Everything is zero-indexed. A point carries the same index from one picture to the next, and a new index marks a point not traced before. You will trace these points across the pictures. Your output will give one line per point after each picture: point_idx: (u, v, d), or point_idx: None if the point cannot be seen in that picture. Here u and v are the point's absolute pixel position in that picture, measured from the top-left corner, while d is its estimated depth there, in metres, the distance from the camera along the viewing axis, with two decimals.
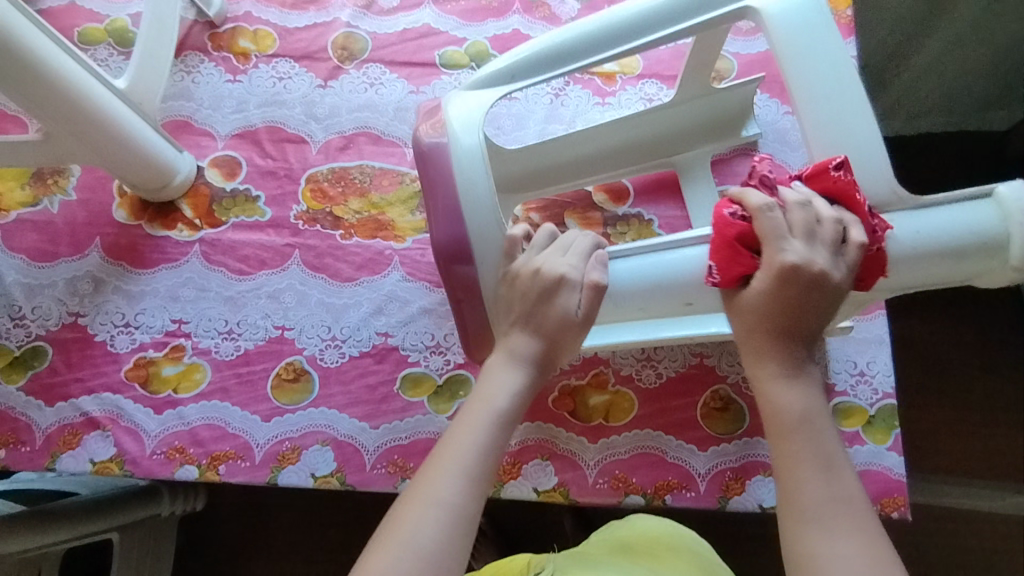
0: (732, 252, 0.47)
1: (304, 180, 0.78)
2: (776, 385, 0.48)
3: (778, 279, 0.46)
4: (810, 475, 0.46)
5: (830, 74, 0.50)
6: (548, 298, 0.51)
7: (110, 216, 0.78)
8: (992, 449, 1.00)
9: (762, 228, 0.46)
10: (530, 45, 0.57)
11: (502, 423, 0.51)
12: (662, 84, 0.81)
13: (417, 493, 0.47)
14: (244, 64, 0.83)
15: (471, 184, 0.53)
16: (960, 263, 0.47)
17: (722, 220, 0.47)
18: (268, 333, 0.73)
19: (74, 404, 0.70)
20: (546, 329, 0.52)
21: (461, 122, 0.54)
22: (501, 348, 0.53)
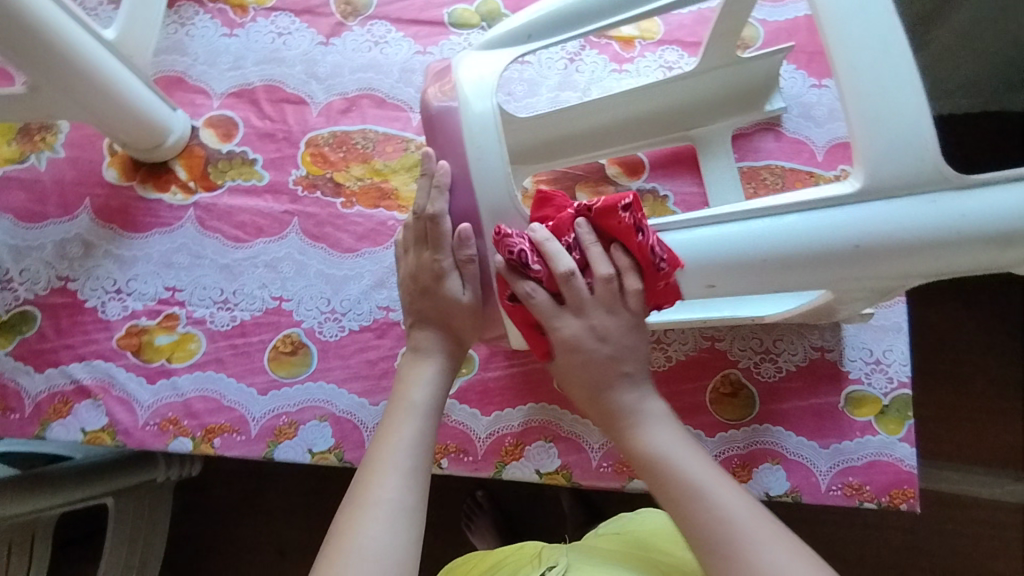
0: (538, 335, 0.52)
1: (304, 143, 0.74)
2: (648, 432, 0.51)
3: (567, 351, 0.51)
4: (698, 508, 0.46)
5: (877, 37, 0.44)
6: (437, 282, 0.53)
7: (100, 176, 0.74)
8: (999, 436, 0.99)
9: (541, 313, 0.50)
10: (546, 4, 0.52)
11: (432, 414, 0.51)
12: (682, 52, 0.76)
13: (361, 499, 0.44)
14: (242, 18, 0.78)
15: (483, 153, 0.48)
16: (1005, 249, 0.44)
17: (512, 311, 0.51)
18: (265, 304, 0.70)
19: (64, 372, 0.68)
20: (441, 311, 0.53)
21: (473, 85, 0.49)
22: (418, 342, 0.54)
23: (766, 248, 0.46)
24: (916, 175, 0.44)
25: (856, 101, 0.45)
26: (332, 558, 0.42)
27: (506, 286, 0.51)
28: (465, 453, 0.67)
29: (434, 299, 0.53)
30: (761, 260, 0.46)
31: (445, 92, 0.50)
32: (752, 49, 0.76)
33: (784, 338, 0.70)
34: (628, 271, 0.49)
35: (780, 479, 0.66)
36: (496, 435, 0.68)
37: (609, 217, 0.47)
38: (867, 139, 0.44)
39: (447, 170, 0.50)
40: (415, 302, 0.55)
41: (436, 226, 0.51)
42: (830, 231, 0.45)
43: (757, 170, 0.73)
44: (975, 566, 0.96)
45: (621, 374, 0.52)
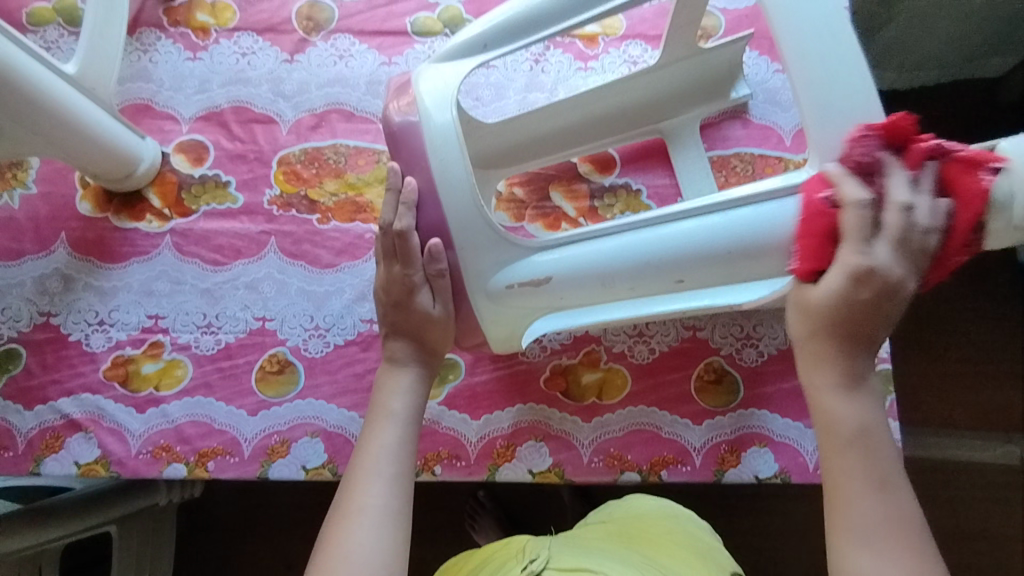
0: (822, 244, 0.45)
1: (276, 162, 0.75)
2: (832, 398, 0.46)
3: (853, 279, 0.43)
4: (867, 501, 0.45)
5: (824, 30, 0.46)
6: (409, 296, 0.53)
7: (75, 209, 0.74)
8: (988, 399, 1.00)
9: (851, 221, 0.43)
10: (502, 10, 0.53)
11: (411, 420, 0.52)
12: (647, 45, 0.77)
13: (347, 509, 0.47)
14: (204, 40, 0.78)
15: (447, 165, 0.49)
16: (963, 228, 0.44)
17: (813, 208, 0.44)
18: (248, 325, 0.71)
19: (53, 407, 0.68)
20: (413, 325, 0.54)
21: (434, 98, 0.50)
22: (392, 353, 0.55)
23: (726, 241, 0.47)
24: None
25: (804, 91, 0.46)
26: (324, 565, 0.45)
27: (480, 293, 0.52)
28: (457, 459, 0.68)
29: (406, 313, 0.53)
30: (723, 251, 0.48)
31: (406, 106, 0.51)
32: (714, 38, 0.76)
33: (764, 323, 0.71)
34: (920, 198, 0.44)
35: (768, 462, 0.67)
36: (487, 438, 0.69)
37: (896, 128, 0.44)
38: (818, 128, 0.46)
39: (414, 185, 0.50)
40: (388, 314, 0.55)
41: (403, 242, 0.51)
42: (789, 219, 0.47)
43: (727, 157, 0.74)
44: (971, 528, 0.98)
45: (867, 332, 0.45)
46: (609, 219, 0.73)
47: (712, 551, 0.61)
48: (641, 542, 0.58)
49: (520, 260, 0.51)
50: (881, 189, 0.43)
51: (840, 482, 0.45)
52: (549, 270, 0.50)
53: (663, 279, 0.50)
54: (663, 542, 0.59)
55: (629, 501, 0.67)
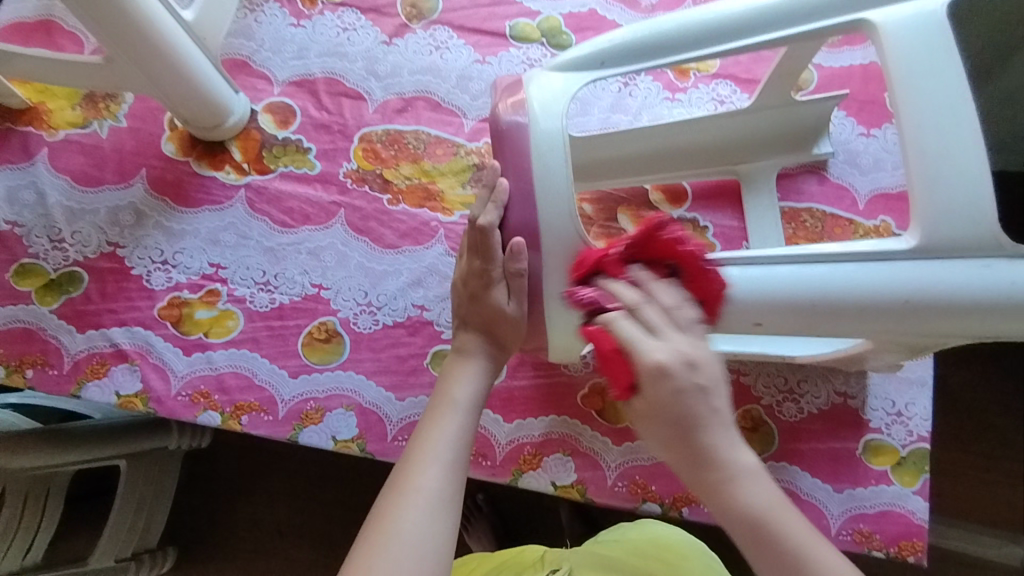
0: (620, 362, 0.40)
1: (357, 138, 0.76)
2: (738, 492, 0.40)
3: (653, 384, 0.39)
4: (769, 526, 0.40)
5: (945, 103, 0.46)
6: (488, 288, 0.54)
7: (159, 149, 0.76)
8: (1013, 496, 0.98)
9: (624, 331, 0.40)
10: (623, 31, 0.54)
11: (473, 410, 0.51)
12: (736, 87, 0.78)
13: (401, 486, 0.46)
14: (310, 10, 0.80)
15: (548, 170, 0.50)
16: None
17: (592, 335, 0.41)
18: (304, 290, 0.72)
19: (105, 335, 0.70)
20: (491, 318, 0.55)
21: (543, 105, 0.51)
22: (466, 341, 0.56)
23: (809, 290, 0.47)
24: (972, 238, 0.45)
25: (916, 161, 0.46)
26: (372, 541, 0.43)
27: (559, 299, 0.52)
28: (483, 458, 0.69)
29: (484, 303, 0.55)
30: (808, 305, 0.47)
31: (514, 107, 0.52)
32: (806, 92, 0.77)
33: (809, 379, 0.71)
34: (691, 303, 0.43)
35: None
36: (516, 444, 0.69)
37: (653, 242, 0.44)
38: (925, 202, 0.46)
39: (505, 186, 0.51)
40: (467, 301, 0.56)
41: (486, 237, 0.52)
42: (881, 283, 0.46)
43: (798, 211, 0.74)
44: None
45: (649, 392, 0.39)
46: None
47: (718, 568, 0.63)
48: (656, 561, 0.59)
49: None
50: (618, 300, 0.42)
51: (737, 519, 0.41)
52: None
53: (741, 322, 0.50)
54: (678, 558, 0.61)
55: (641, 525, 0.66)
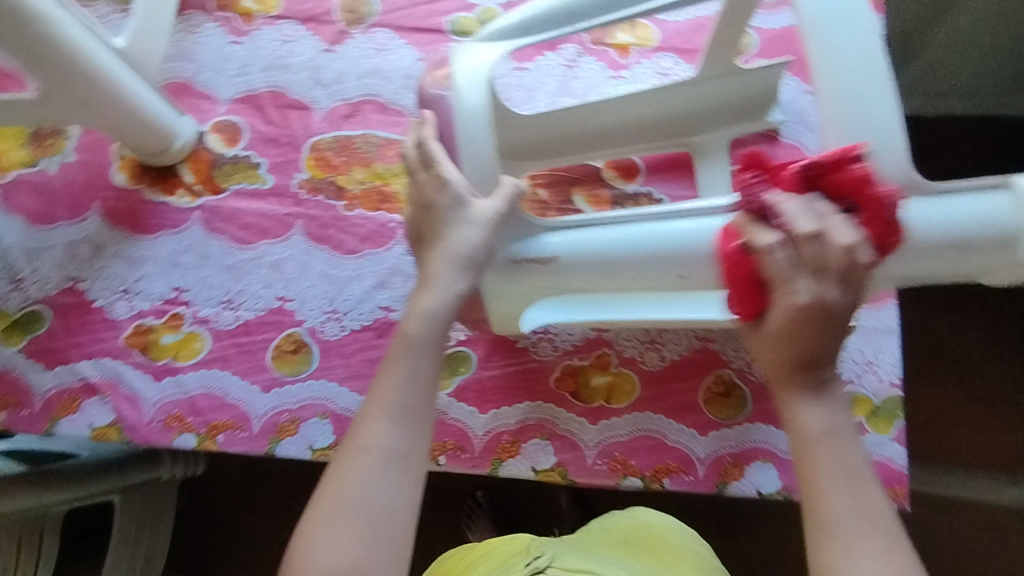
0: (756, 291, 0.47)
1: (307, 147, 0.76)
2: (799, 406, 0.48)
3: (793, 318, 0.45)
4: (841, 490, 0.46)
5: (858, 47, 0.46)
6: (445, 190, 0.51)
7: (110, 179, 0.76)
8: (1000, 436, 1.00)
9: (773, 267, 0.45)
10: (540, 2, 0.56)
11: (433, 347, 0.50)
12: (679, 59, 0.78)
13: (353, 444, 0.48)
14: (248, 26, 0.80)
15: (471, 138, 0.51)
16: (965, 256, 0.47)
17: (730, 258, 0.47)
18: (268, 304, 0.72)
19: (74, 370, 0.70)
20: (460, 220, 0.51)
21: (466, 79, 0.52)
22: (435, 255, 0.52)
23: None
24: (888, 181, 0.46)
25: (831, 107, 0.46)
26: (325, 498, 0.47)
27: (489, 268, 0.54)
28: (462, 450, 0.69)
29: (446, 204, 0.51)
30: None
31: (441, 80, 0.54)
32: (748, 56, 0.78)
33: None
34: (864, 242, 0.44)
35: (773, 478, 0.67)
36: (493, 433, 0.69)
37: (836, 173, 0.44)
38: (841, 147, 0.46)
39: (429, 114, 0.53)
40: (427, 216, 0.52)
41: (425, 150, 0.52)
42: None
43: None
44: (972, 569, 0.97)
45: (818, 358, 0.47)
46: None
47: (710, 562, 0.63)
48: (646, 552, 0.59)
49: (525, 238, 0.53)
50: (786, 223, 0.44)
51: (807, 462, 0.47)
52: (555, 250, 0.53)
53: (666, 273, 0.51)
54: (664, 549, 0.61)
55: (632, 511, 0.67)
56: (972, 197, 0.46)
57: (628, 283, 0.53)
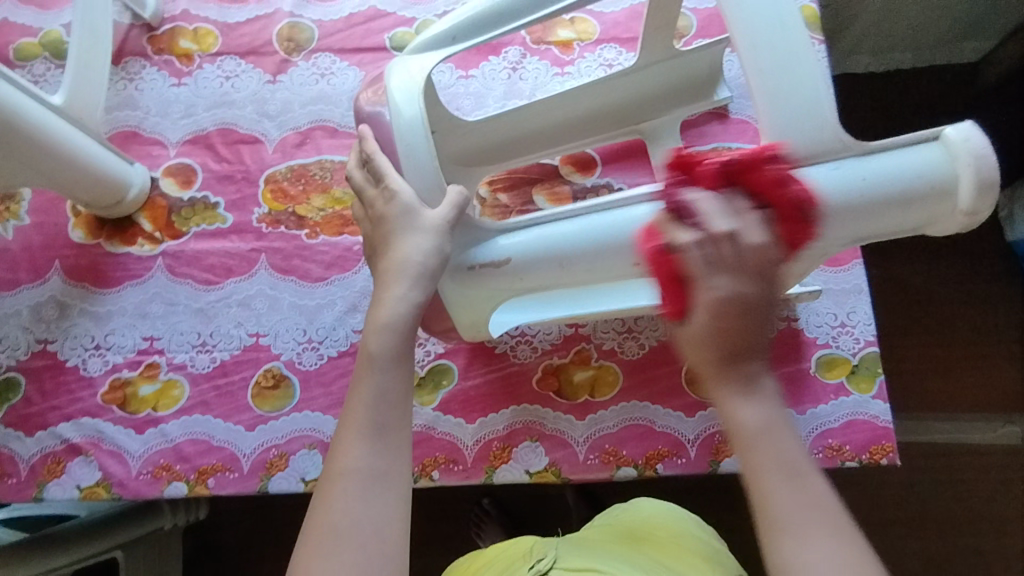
0: (680, 290, 0.43)
1: (263, 181, 0.76)
2: (733, 404, 0.41)
3: (714, 316, 0.41)
4: (790, 488, 0.40)
5: (775, 21, 0.48)
6: (396, 200, 0.51)
7: (68, 237, 0.76)
8: (983, 376, 1.02)
9: (694, 262, 0.42)
10: (468, 7, 0.57)
11: (396, 361, 0.49)
12: (621, 48, 0.79)
13: (331, 471, 0.47)
14: (188, 66, 0.80)
15: (411, 150, 0.52)
16: (908, 210, 0.47)
17: (654, 258, 0.45)
18: (242, 342, 0.72)
19: (54, 433, 0.69)
20: (413, 227, 0.51)
21: (401, 93, 0.53)
22: (389, 266, 0.51)
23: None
24: (820, 145, 0.47)
25: (757, 80, 0.48)
26: (311, 535, 0.45)
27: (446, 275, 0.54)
28: (454, 463, 0.69)
29: (397, 213, 0.51)
30: None
31: (375, 97, 0.56)
32: (688, 38, 0.78)
33: None
34: (779, 236, 0.43)
35: None
36: (483, 442, 0.70)
37: (754, 172, 0.44)
38: (770, 117, 0.47)
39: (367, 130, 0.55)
40: (379, 230, 0.52)
41: (371, 164, 0.53)
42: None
43: (705, 153, 0.75)
44: (971, 510, 0.99)
45: (742, 346, 0.41)
46: None
47: (713, 549, 0.63)
48: (647, 543, 0.59)
49: (478, 244, 0.54)
50: (702, 225, 0.42)
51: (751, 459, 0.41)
52: (508, 252, 0.53)
53: (620, 261, 0.51)
54: (667, 538, 0.61)
55: (638, 505, 0.68)
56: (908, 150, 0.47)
57: (586, 277, 0.53)
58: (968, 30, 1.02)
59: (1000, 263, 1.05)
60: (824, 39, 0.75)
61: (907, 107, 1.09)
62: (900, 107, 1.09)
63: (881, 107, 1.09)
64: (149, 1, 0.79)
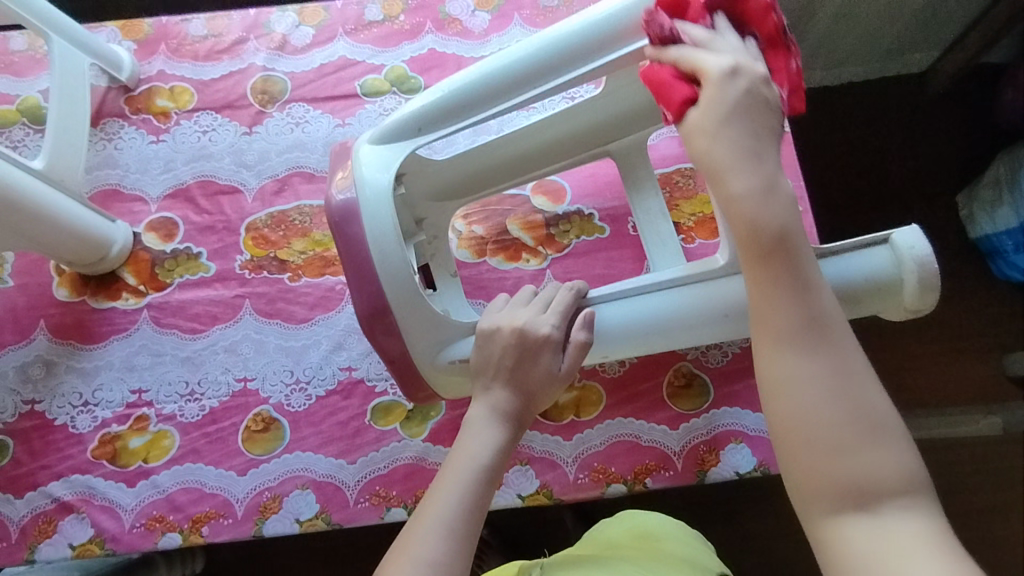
0: (676, 85, 0.47)
1: (243, 229, 0.78)
2: (740, 200, 0.43)
3: (719, 94, 0.45)
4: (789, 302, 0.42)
5: None
6: (532, 356, 0.55)
7: (52, 296, 0.77)
8: (959, 370, 1.06)
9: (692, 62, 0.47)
10: (426, 99, 0.60)
11: (489, 479, 0.52)
12: (582, 82, 0.83)
13: (405, 545, 0.47)
14: (165, 123, 0.83)
15: (381, 243, 0.57)
16: (856, 306, 0.56)
17: (652, 79, 0.49)
18: (230, 388, 0.73)
19: (44, 492, 0.69)
20: (529, 385, 0.55)
21: (373, 167, 0.59)
22: (489, 408, 0.55)
23: (654, 320, 0.57)
24: None
25: None
26: None
27: (438, 368, 0.60)
28: None
29: (515, 367, 0.55)
30: (654, 328, 0.58)
31: (345, 184, 0.59)
32: None
33: None
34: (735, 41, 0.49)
35: (747, 457, 0.69)
36: None
37: (749, 1, 0.50)
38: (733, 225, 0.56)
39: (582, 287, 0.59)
40: (490, 371, 0.56)
41: (556, 301, 0.57)
42: (706, 300, 0.57)
43: (670, 174, 0.80)
44: (959, 502, 1.01)
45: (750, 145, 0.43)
46: (566, 245, 0.78)
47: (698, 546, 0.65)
48: (631, 548, 0.61)
49: (461, 339, 0.59)
50: (689, 36, 0.48)
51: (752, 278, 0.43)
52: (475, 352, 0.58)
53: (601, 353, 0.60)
54: (653, 544, 0.63)
55: (623, 517, 0.69)
56: (862, 252, 0.55)
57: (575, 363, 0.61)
58: (910, 44, 1.08)
59: (963, 259, 1.10)
60: None
61: (860, 120, 1.14)
62: (853, 120, 1.14)
63: (835, 121, 1.14)
64: (124, 64, 0.82)
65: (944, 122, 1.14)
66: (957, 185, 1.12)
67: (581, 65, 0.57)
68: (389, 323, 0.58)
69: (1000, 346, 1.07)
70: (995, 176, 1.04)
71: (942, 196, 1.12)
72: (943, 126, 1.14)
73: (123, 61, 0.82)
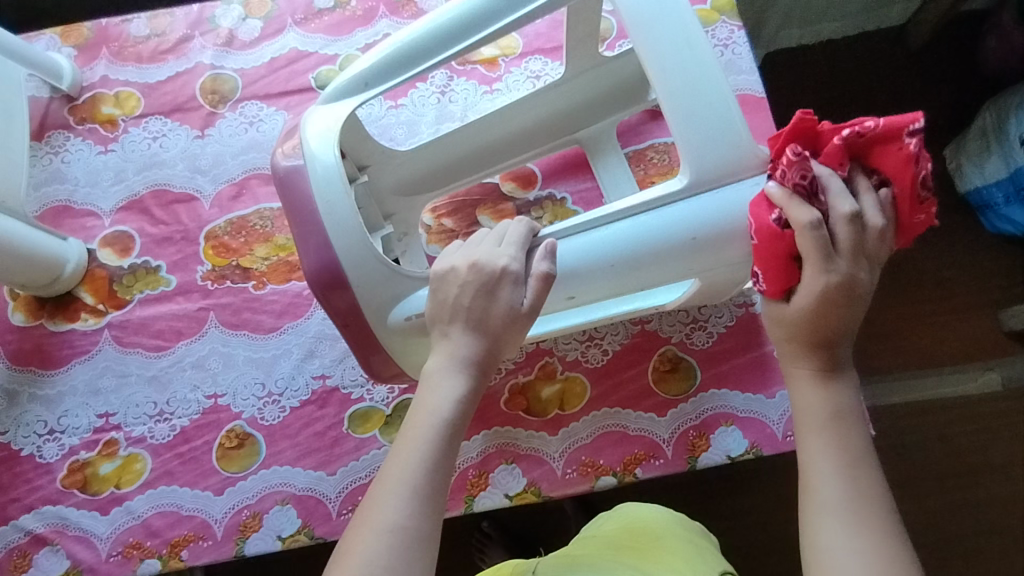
0: (784, 267, 0.49)
1: (203, 238, 0.75)
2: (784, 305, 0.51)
3: (818, 297, 0.48)
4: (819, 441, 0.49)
5: (682, 43, 0.51)
6: (490, 292, 0.50)
7: (8, 322, 0.74)
8: (956, 329, 1.03)
9: (807, 245, 0.47)
10: (376, 52, 0.56)
11: (454, 433, 0.48)
12: (547, 59, 0.79)
13: (368, 518, 0.44)
14: (113, 132, 0.79)
15: (332, 207, 0.53)
16: None
17: (766, 233, 0.48)
18: (200, 405, 0.70)
19: (16, 526, 0.67)
20: (490, 324, 0.50)
21: (318, 135, 0.55)
22: (442, 357, 0.50)
23: (604, 254, 0.52)
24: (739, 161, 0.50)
25: (667, 99, 0.50)
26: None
27: (386, 328, 0.55)
28: None
29: (473, 305, 0.50)
30: (606, 265, 0.52)
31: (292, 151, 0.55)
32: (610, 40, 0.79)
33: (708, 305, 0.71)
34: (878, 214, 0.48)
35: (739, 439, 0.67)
36: (459, 471, 0.69)
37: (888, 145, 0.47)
38: (685, 143, 0.50)
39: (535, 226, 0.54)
40: (446, 315, 0.51)
41: (513, 233, 0.52)
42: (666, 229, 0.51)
43: (643, 151, 0.75)
44: (960, 465, 1.00)
45: (827, 336, 0.50)
46: None
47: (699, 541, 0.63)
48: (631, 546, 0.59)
49: (412, 294, 0.55)
50: (826, 203, 0.47)
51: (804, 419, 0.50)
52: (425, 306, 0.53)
53: (557, 297, 0.54)
54: (650, 538, 0.61)
55: (621, 511, 0.67)
56: None
57: None
58: None
59: (954, 216, 1.07)
60: (743, 24, 0.76)
61: (843, 77, 1.10)
62: (836, 76, 1.10)
63: (816, 79, 1.10)
64: (64, 72, 0.78)
65: (928, 76, 1.10)
66: (945, 140, 1.08)
67: (523, 6, 0.54)
68: (346, 297, 0.55)
69: (996, 302, 1.04)
70: (982, 127, 1.00)
71: (931, 152, 1.08)
72: (929, 79, 1.10)
73: (63, 69, 0.78)
